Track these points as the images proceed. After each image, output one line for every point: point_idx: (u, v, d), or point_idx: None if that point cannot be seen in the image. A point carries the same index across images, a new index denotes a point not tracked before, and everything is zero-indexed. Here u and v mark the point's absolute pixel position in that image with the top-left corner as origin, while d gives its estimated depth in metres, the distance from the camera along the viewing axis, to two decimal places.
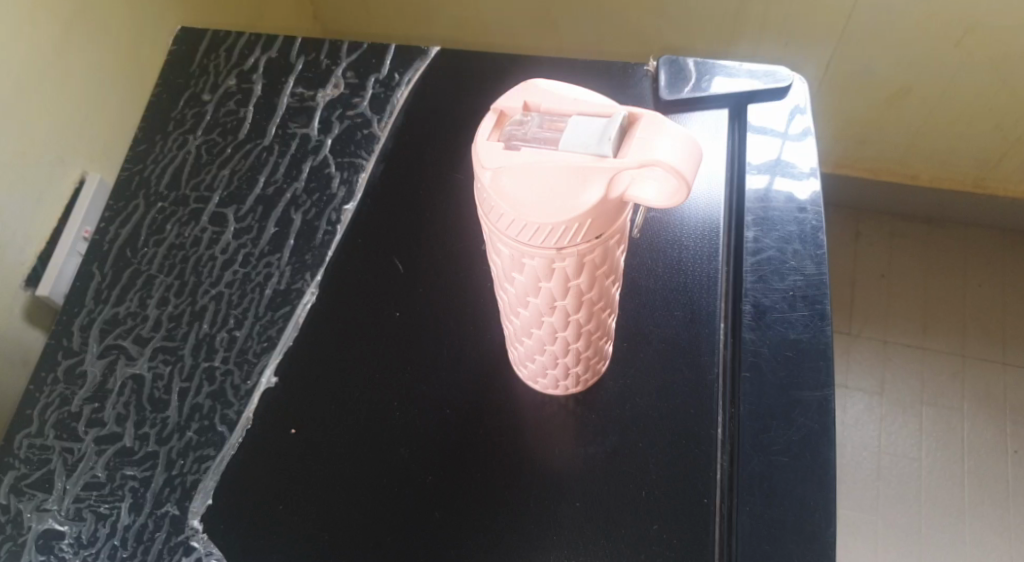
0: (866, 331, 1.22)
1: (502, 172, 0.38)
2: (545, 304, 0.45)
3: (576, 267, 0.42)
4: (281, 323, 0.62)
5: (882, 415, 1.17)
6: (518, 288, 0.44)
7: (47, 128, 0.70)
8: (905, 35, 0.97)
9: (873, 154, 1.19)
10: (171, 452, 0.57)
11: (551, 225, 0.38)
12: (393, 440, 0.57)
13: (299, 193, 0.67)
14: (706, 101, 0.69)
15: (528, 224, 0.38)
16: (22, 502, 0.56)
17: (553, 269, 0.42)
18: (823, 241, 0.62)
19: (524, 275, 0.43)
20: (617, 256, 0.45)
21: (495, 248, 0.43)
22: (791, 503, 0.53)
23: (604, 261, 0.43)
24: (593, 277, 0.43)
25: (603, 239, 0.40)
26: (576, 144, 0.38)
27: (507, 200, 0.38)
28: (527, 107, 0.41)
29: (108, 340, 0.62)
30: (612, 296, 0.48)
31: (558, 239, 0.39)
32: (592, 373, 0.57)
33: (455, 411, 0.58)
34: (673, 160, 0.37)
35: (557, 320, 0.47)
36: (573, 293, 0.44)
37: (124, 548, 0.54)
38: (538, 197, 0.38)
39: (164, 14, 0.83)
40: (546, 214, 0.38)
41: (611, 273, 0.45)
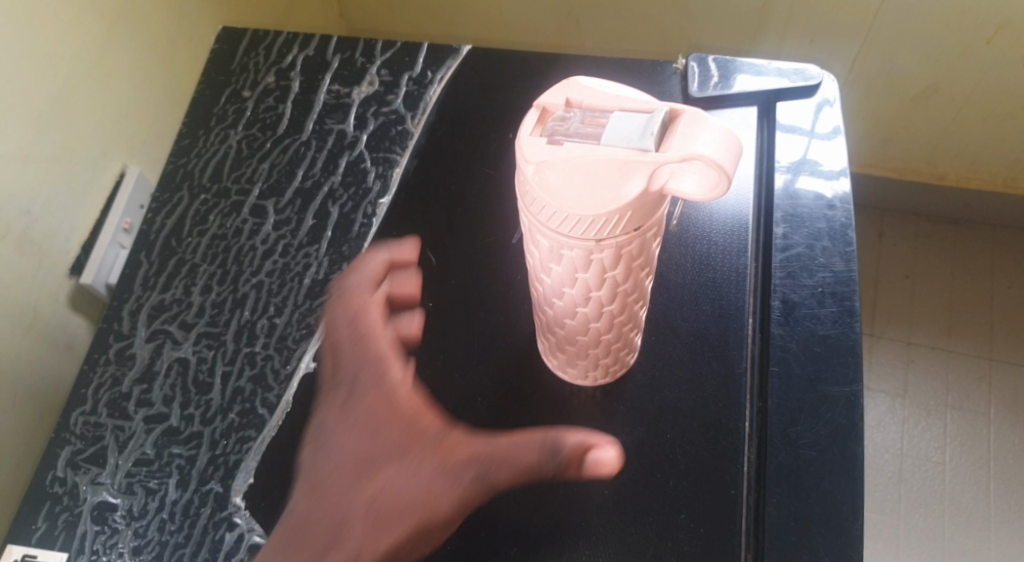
0: (890, 331, 1.20)
1: (545, 166, 0.40)
2: (581, 296, 0.47)
3: (613, 259, 0.43)
4: (320, 312, 0.64)
5: (905, 417, 1.15)
6: (555, 278, 0.46)
7: (93, 121, 0.73)
8: (935, 33, 0.97)
9: (901, 155, 1.18)
10: (214, 432, 0.60)
11: (593, 217, 0.39)
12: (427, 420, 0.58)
13: (336, 186, 0.69)
14: (736, 98, 0.70)
15: (570, 216, 0.40)
16: (78, 475, 0.59)
17: (590, 260, 0.43)
18: (852, 238, 0.63)
19: (562, 266, 0.44)
20: (652, 250, 0.46)
21: (534, 240, 0.44)
22: (818, 496, 0.54)
23: (641, 253, 0.44)
24: (628, 269, 0.45)
25: (641, 231, 0.42)
26: (618, 139, 0.40)
27: (550, 193, 0.40)
28: (569, 103, 0.43)
29: (155, 325, 0.64)
30: (646, 289, 0.50)
31: (599, 231, 0.40)
32: (621, 365, 0.59)
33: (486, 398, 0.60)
34: (713, 152, 0.38)
35: (590, 311, 0.48)
36: (610, 285, 0.46)
37: (172, 522, 0.57)
38: (579, 190, 0.39)
39: (205, 12, 0.86)
40: (589, 207, 0.39)
41: (646, 264, 0.47)
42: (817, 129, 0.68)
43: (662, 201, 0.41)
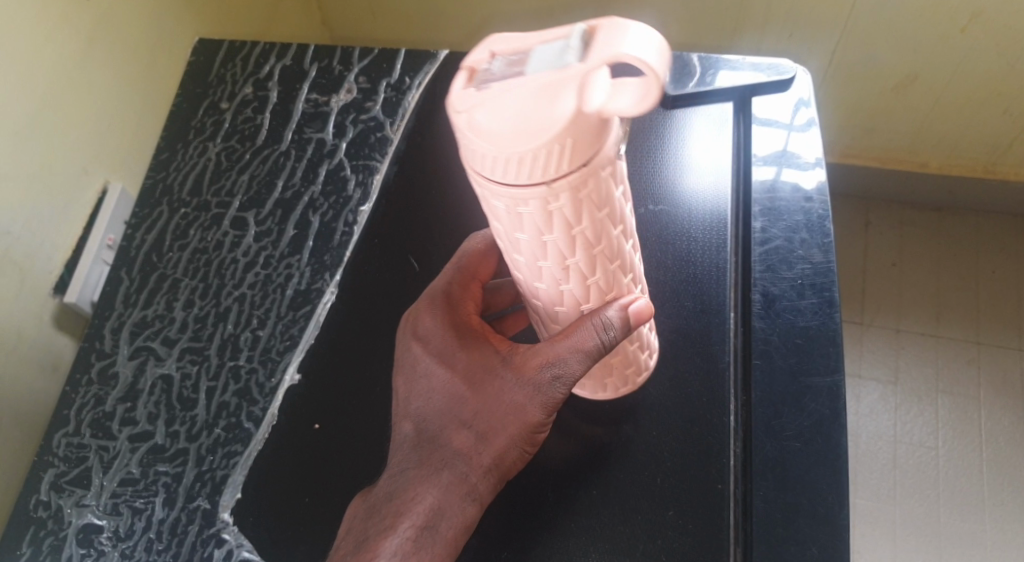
0: (879, 318, 1.17)
1: (474, 109, 0.39)
2: (557, 263, 0.46)
3: (568, 242, 0.44)
4: (303, 322, 0.64)
5: (896, 405, 1.11)
6: (528, 247, 0.45)
7: (71, 139, 0.72)
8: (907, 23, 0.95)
9: (883, 144, 1.14)
10: (200, 448, 0.60)
11: (529, 147, 0.38)
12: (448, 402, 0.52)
13: (316, 196, 0.69)
14: (712, 96, 0.71)
15: (513, 155, 0.39)
16: (62, 498, 0.59)
17: (546, 244, 0.44)
18: (829, 229, 0.64)
19: (530, 227, 0.43)
20: (618, 202, 0.44)
21: (493, 211, 0.44)
22: (805, 488, 0.55)
23: (604, 203, 0.43)
24: (592, 221, 0.43)
25: (592, 165, 0.40)
26: (539, 66, 0.38)
27: (486, 140, 0.39)
28: (494, 54, 0.41)
29: (137, 342, 0.64)
30: (624, 257, 0.48)
31: (546, 169, 0.39)
32: (633, 377, 0.58)
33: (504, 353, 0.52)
34: (635, 46, 0.36)
35: (564, 280, 0.47)
36: (581, 244, 0.45)
37: (159, 541, 0.57)
38: (512, 125, 0.38)
39: (183, 25, 0.85)
40: (524, 136, 0.38)
41: (614, 224, 0.45)
42: (794, 122, 0.68)
43: (608, 135, 0.40)
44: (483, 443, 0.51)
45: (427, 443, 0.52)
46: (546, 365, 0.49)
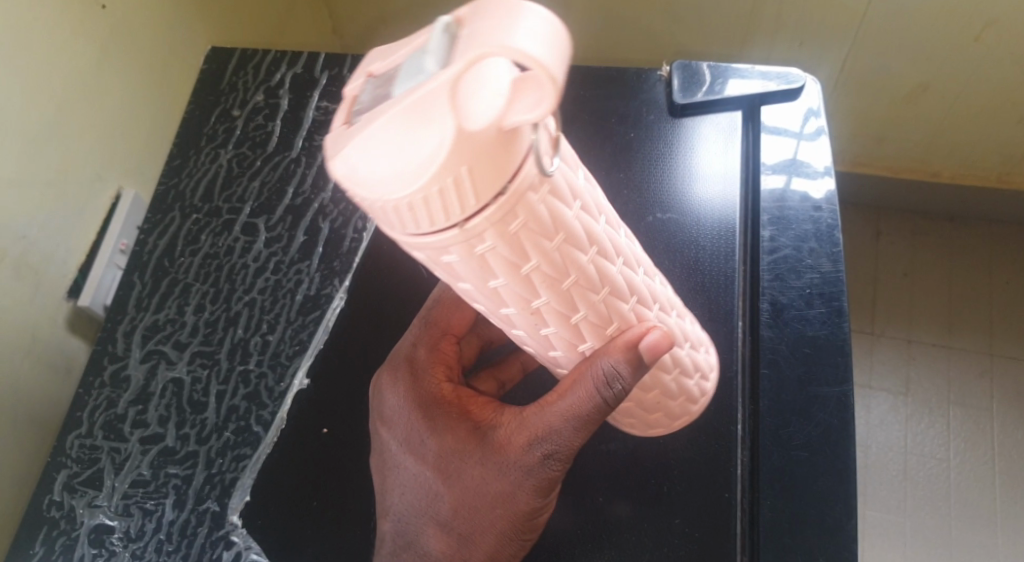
0: (891, 329, 1.14)
1: (348, 154, 0.33)
2: (523, 304, 0.41)
3: (528, 283, 0.39)
4: (312, 327, 0.64)
5: (907, 416, 1.10)
6: (485, 293, 0.41)
7: (87, 146, 0.73)
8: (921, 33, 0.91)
9: (894, 155, 1.10)
10: (210, 451, 0.60)
11: (415, 184, 0.32)
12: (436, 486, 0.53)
13: (326, 203, 0.69)
14: (721, 104, 0.71)
15: (400, 200, 0.33)
16: (74, 499, 0.60)
17: (500, 291, 0.40)
18: (838, 239, 0.64)
19: (475, 273, 0.38)
20: (572, 221, 0.39)
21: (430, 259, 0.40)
22: (812, 498, 0.55)
23: (551, 231, 0.38)
24: (538, 250, 0.38)
25: (510, 186, 0.34)
26: (409, 81, 0.32)
27: (367, 184, 0.33)
28: (365, 75, 0.35)
29: (149, 346, 0.65)
30: (605, 278, 0.42)
31: (448, 207, 0.33)
32: (684, 410, 0.55)
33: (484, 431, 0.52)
34: (511, 31, 0.30)
35: (537, 317, 0.43)
36: (539, 276, 0.39)
37: (169, 543, 0.58)
38: (389, 164, 0.32)
39: (194, 31, 0.86)
40: (405, 175, 0.32)
41: (577, 249, 0.40)
42: (803, 131, 0.68)
43: (516, 151, 0.34)
44: (467, 542, 0.52)
45: (408, 541, 0.54)
46: (530, 446, 0.49)
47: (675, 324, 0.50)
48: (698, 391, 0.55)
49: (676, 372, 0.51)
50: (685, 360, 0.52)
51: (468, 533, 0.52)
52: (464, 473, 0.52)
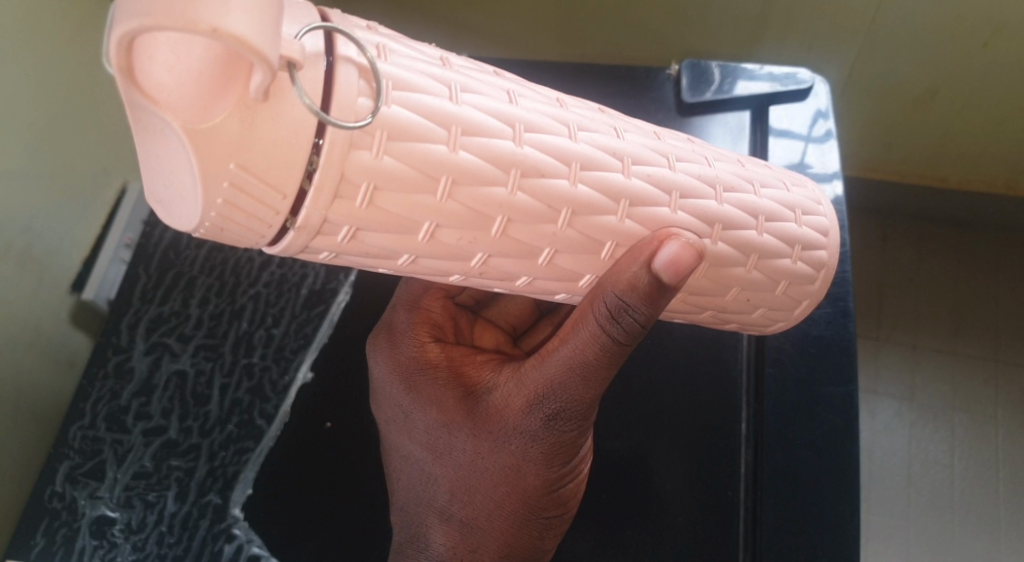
0: (896, 335, 1.02)
1: (161, 201, 0.38)
2: (465, 268, 0.43)
3: (453, 238, 0.40)
4: (317, 322, 0.65)
5: (913, 421, 0.98)
6: (411, 271, 0.43)
7: (92, 139, 0.69)
8: (922, 50, 0.86)
9: (902, 158, 1.00)
10: (213, 444, 0.61)
11: (197, 205, 0.36)
12: (438, 458, 0.52)
13: None
14: (730, 103, 0.70)
15: (214, 226, 0.37)
16: (76, 490, 0.59)
17: (430, 260, 0.42)
18: (845, 240, 0.64)
19: (393, 251, 0.41)
20: (452, 153, 0.38)
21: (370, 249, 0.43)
22: (815, 496, 0.56)
23: (418, 179, 0.38)
24: (417, 208, 0.39)
25: (319, 143, 0.36)
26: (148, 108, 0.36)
27: (178, 215, 0.38)
28: None
29: (153, 338, 0.64)
30: (545, 210, 0.41)
31: (259, 210, 0.37)
32: (795, 301, 0.53)
33: (474, 396, 0.51)
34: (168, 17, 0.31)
35: (488, 280, 0.45)
36: (450, 225, 0.40)
37: (171, 534, 0.58)
38: (183, 198, 0.37)
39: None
40: (192, 201, 0.36)
41: (474, 186, 0.39)
42: (812, 133, 0.69)
43: (276, 118, 0.35)
44: (471, 524, 0.52)
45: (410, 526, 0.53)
46: (528, 405, 0.48)
47: (725, 210, 0.47)
48: (803, 275, 0.51)
49: (753, 262, 0.49)
50: (768, 244, 0.49)
51: (480, 506, 0.51)
52: (462, 442, 0.51)
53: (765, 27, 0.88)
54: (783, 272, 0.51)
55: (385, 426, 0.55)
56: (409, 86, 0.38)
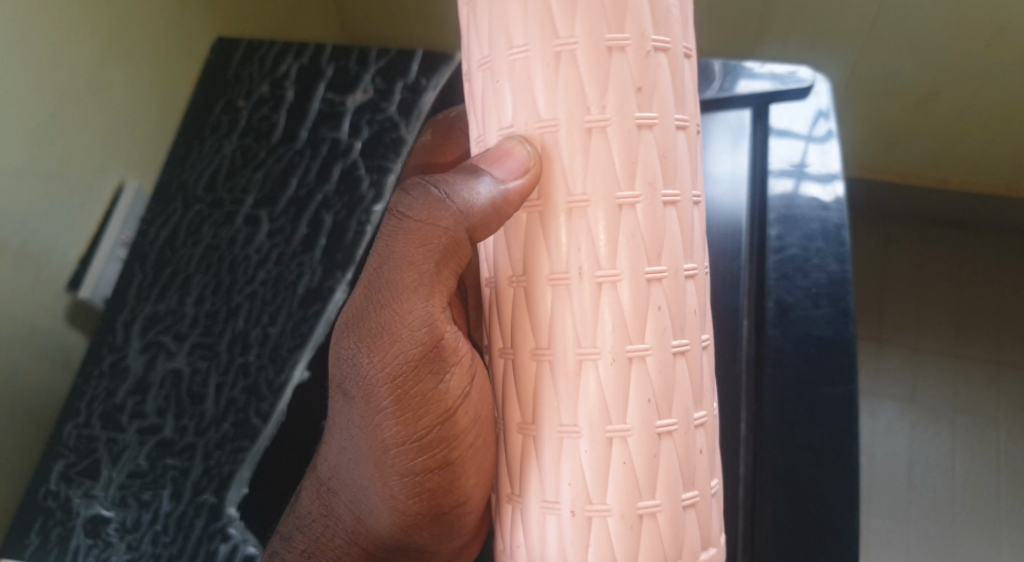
0: (898, 336, 0.99)
1: None
2: (586, 99, 0.41)
3: (590, 56, 0.41)
4: (313, 320, 0.64)
5: (914, 423, 0.96)
6: (521, 55, 0.42)
7: (91, 137, 0.68)
8: (928, 45, 0.86)
9: (904, 159, 0.99)
10: (208, 443, 0.60)
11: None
12: (344, 402, 0.47)
13: (330, 195, 0.69)
14: (730, 102, 0.70)
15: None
16: (71, 489, 0.60)
17: (555, 56, 0.41)
18: (845, 239, 0.64)
19: (482, 40, 0.43)
20: (591, 48, 0.41)
21: (484, 34, 0.43)
22: (813, 497, 0.56)
23: (570, 18, 0.41)
24: (626, 22, 0.41)
25: None
26: None
27: None
28: None
29: (149, 336, 0.65)
30: (632, 163, 0.41)
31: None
32: (672, 549, 0.42)
33: (393, 357, 0.44)
34: None
35: (490, 155, 0.42)
36: (540, 66, 0.41)
37: (165, 534, 0.58)
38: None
39: (213, 16, 0.81)
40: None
41: (588, 72, 0.41)
42: (813, 133, 0.68)
43: None
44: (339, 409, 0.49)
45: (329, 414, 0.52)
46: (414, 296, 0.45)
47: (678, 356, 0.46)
48: (613, 547, 0.42)
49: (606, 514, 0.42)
50: (631, 525, 0.41)
51: (366, 472, 0.48)
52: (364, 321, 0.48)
53: (768, 24, 0.88)
54: (606, 551, 0.42)
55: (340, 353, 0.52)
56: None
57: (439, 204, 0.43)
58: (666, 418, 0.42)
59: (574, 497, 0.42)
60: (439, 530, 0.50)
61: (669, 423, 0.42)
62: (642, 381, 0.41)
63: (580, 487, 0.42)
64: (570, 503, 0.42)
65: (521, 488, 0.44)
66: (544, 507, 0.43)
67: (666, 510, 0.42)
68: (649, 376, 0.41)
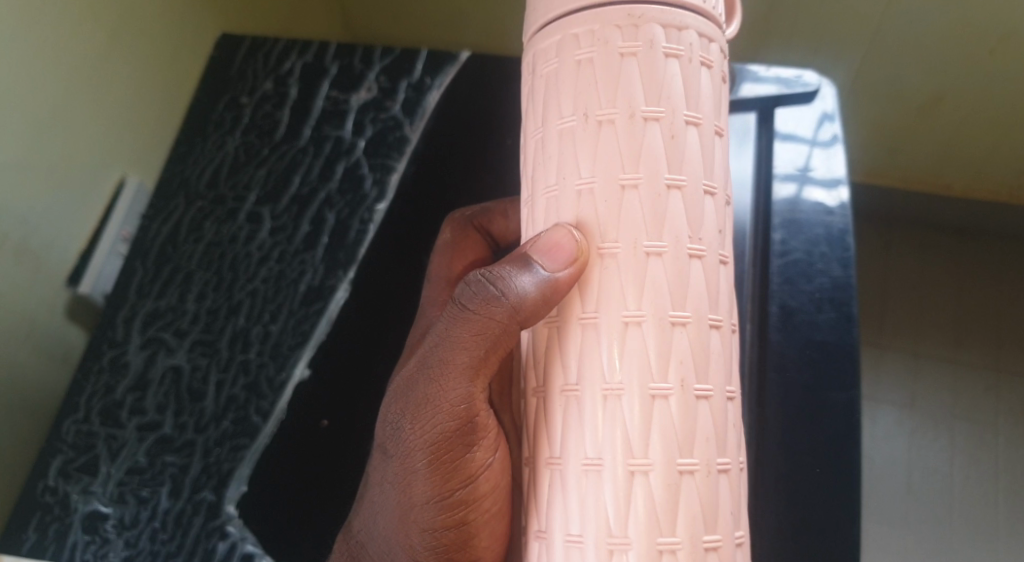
0: (898, 342, 0.99)
1: None
2: (662, 166, 0.39)
3: (668, 127, 0.39)
4: (314, 318, 0.64)
5: (913, 430, 0.96)
6: (597, 124, 0.39)
7: (92, 132, 0.68)
8: (931, 47, 0.86)
9: (905, 164, 0.99)
10: (208, 441, 0.60)
11: (558, 26, 0.41)
12: (382, 459, 0.48)
13: (332, 193, 0.69)
14: (736, 104, 0.70)
15: (562, 70, 0.40)
16: (69, 485, 0.60)
17: (632, 121, 0.39)
18: (850, 243, 0.64)
19: (545, 109, 0.41)
20: (662, 186, 0.39)
21: (549, 104, 0.41)
22: (814, 503, 0.56)
23: (635, 155, 0.39)
24: (694, 85, 0.40)
25: None
26: None
27: None
28: None
29: (149, 332, 0.64)
30: (703, 294, 0.39)
31: (617, 79, 0.39)
32: None
33: (430, 427, 0.45)
34: None
35: (541, 246, 0.40)
36: (642, 202, 0.39)
37: (164, 531, 0.58)
38: (562, 13, 0.41)
39: (215, 13, 0.80)
40: (570, 38, 0.40)
41: (662, 209, 0.39)
42: (818, 138, 0.68)
43: None
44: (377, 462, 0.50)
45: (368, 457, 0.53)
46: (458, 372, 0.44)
47: None
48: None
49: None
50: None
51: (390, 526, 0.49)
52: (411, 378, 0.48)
53: (772, 28, 0.87)
54: None
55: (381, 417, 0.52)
56: (687, 136, 0.39)
57: (494, 298, 0.42)
58: (738, 529, 0.39)
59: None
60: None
61: (726, 460, 0.39)
62: (727, 501, 0.39)
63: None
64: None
65: (579, 525, 0.38)
66: (611, 545, 0.37)
67: (727, 545, 0.38)
68: (709, 417, 0.38)
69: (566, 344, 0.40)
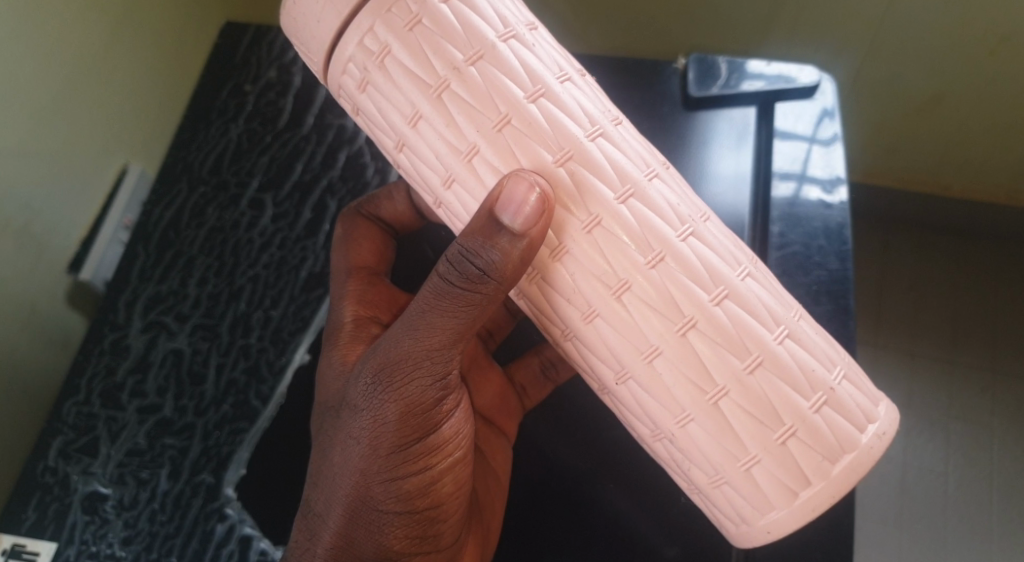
0: (895, 341, 1.00)
1: None
2: (539, 80, 0.42)
3: (524, 40, 0.43)
4: (315, 304, 0.64)
5: (908, 428, 0.96)
6: (467, 74, 0.42)
7: (95, 119, 0.68)
8: (931, 51, 0.85)
9: (905, 165, 0.99)
10: (207, 424, 0.61)
11: (363, 18, 0.43)
12: (351, 419, 0.50)
13: (334, 180, 0.69)
14: (736, 98, 0.70)
15: (400, 46, 0.42)
16: (69, 465, 0.60)
17: (497, 48, 0.42)
18: (848, 238, 0.64)
19: (405, 98, 0.43)
20: (554, 87, 0.42)
21: (410, 86, 0.43)
22: None
23: (515, 76, 0.42)
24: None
25: None
26: None
27: None
28: None
29: (151, 316, 0.65)
30: (639, 153, 0.43)
31: (454, 24, 0.42)
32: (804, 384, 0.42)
33: (397, 385, 0.48)
34: None
35: (494, 204, 0.41)
36: (545, 120, 0.42)
37: (163, 513, 0.58)
38: (353, 6, 0.43)
39: (218, 2, 0.81)
40: (385, 17, 0.42)
41: (566, 103, 0.42)
42: (818, 134, 0.68)
43: None
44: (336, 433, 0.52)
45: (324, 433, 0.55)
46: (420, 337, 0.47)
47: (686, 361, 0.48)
48: (841, 419, 0.42)
49: (823, 403, 0.42)
50: (841, 398, 0.42)
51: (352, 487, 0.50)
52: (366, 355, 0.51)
53: (775, 26, 0.88)
54: (752, 421, 0.42)
55: (335, 393, 0.54)
56: (538, 40, 0.44)
57: (477, 275, 0.44)
58: (774, 329, 0.42)
59: (791, 410, 0.42)
60: (414, 541, 0.51)
61: (721, 289, 0.42)
62: (761, 293, 0.43)
63: (786, 402, 0.42)
64: (793, 421, 0.42)
65: (655, 424, 0.44)
66: (679, 422, 0.42)
67: (766, 358, 0.42)
68: (684, 264, 0.42)
69: (558, 281, 0.43)
